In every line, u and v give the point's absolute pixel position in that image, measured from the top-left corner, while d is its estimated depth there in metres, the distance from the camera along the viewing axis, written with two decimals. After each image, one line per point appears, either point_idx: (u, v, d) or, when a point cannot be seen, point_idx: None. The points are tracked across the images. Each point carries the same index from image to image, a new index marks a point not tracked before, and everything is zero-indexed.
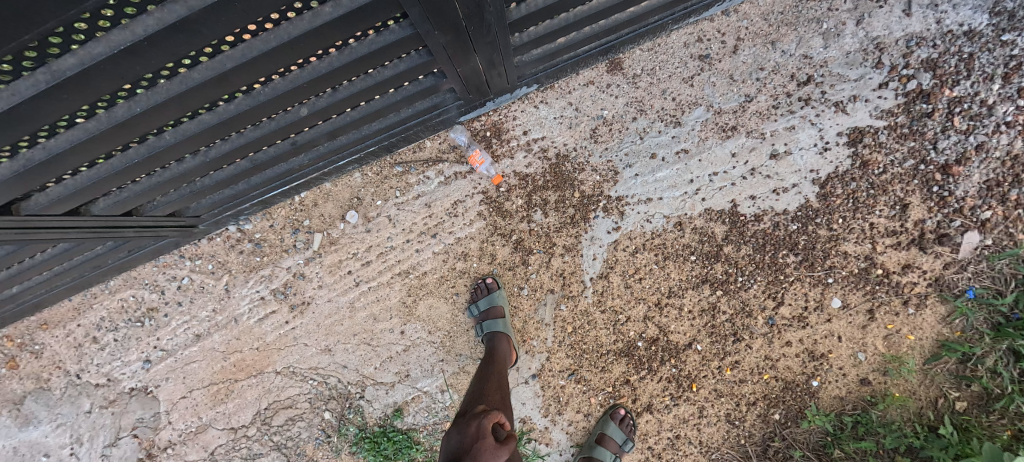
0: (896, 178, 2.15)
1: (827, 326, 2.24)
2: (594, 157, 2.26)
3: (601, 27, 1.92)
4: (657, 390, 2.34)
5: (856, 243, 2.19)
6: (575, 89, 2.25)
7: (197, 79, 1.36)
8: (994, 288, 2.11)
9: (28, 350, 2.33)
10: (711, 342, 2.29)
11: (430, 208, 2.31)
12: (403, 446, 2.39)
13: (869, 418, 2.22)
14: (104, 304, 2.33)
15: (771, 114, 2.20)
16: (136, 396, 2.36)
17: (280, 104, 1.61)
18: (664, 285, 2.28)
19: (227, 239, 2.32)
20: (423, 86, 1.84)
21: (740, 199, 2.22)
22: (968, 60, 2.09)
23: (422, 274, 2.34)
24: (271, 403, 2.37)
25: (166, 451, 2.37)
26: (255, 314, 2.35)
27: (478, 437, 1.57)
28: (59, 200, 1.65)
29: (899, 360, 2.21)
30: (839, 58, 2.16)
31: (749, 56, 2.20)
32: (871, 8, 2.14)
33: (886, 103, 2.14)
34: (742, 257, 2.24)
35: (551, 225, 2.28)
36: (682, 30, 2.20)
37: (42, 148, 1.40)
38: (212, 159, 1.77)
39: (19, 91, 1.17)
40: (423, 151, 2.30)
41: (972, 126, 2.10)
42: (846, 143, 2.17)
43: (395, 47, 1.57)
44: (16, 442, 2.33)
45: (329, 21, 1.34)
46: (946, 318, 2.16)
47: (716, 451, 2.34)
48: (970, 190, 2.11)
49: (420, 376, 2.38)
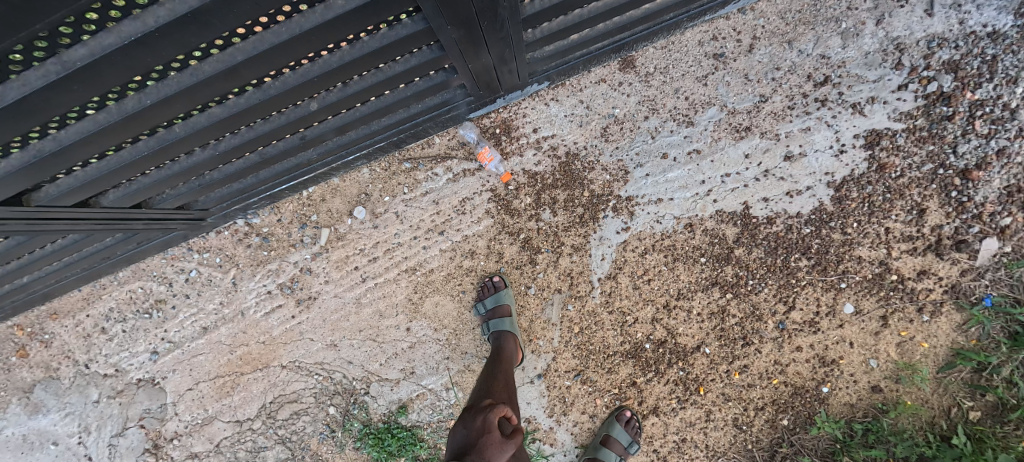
0: (914, 182, 2.10)
1: (838, 331, 2.20)
2: (604, 156, 2.24)
3: (614, 24, 1.89)
4: (663, 393, 2.31)
5: (870, 248, 2.14)
6: (586, 87, 2.22)
7: (208, 72, 1.35)
8: (1013, 296, 2.06)
9: (38, 339, 2.35)
10: (720, 345, 2.26)
11: (438, 205, 2.29)
12: (406, 443, 2.38)
13: (881, 426, 2.18)
14: (113, 296, 2.34)
15: (787, 115, 2.16)
16: (143, 387, 2.37)
17: (290, 99, 1.60)
18: (673, 286, 2.25)
19: (235, 232, 2.32)
20: (434, 82, 1.83)
21: (752, 201, 2.18)
22: (991, 62, 2.04)
23: (429, 271, 2.32)
24: (277, 397, 2.37)
25: (172, 442, 2.38)
26: (261, 307, 2.35)
27: (484, 432, 1.56)
28: (69, 192, 1.65)
29: (913, 367, 2.16)
30: (858, 59, 2.12)
31: (766, 55, 2.16)
32: (892, 7, 2.09)
33: (906, 105, 2.09)
34: (753, 259, 2.21)
35: (560, 224, 2.26)
36: (697, 28, 2.16)
37: (52, 139, 1.40)
38: (221, 152, 1.76)
39: (30, 81, 1.17)
40: (432, 147, 2.28)
41: (993, 130, 2.04)
42: (863, 146, 2.13)
43: (407, 43, 1.55)
44: (26, 430, 2.36)
45: (341, 14, 1.32)
46: (961, 326, 2.12)
47: (723, 456, 2.31)
48: (990, 195, 2.06)
49: (425, 374, 2.37)
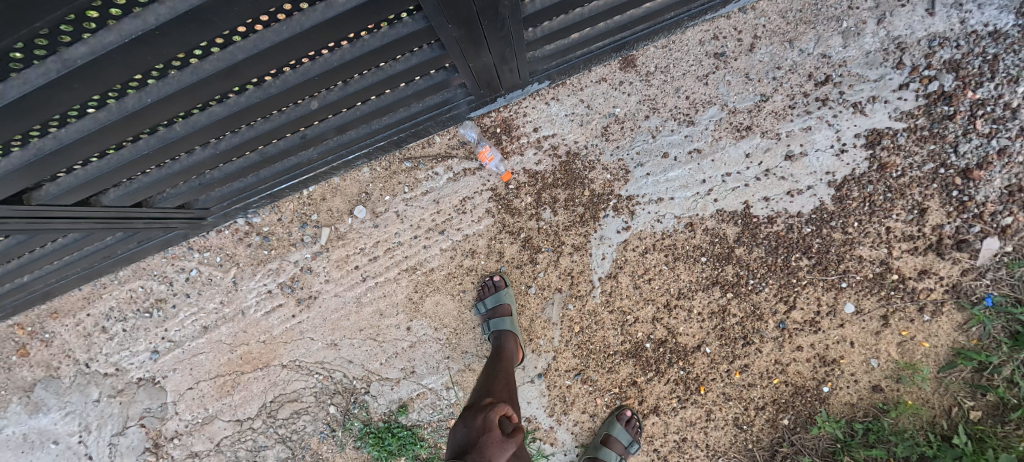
0: (915, 181, 2.10)
1: (839, 331, 2.20)
2: (605, 155, 2.23)
3: (615, 23, 1.89)
4: (663, 392, 2.31)
5: (871, 248, 2.14)
6: (587, 87, 2.22)
7: (208, 70, 1.35)
8: (1014, 296, 2.06)
9: (39, 338, 2.35)
10: (721, 345, 2.26)
11: (438, 204, 2.29)
12: (406, 442, 2.37)
13: (881, 425, 2.18)
14: (113, 295, 2.34)
15: (788, 114, 2.16)
16: (143, 386, 2.37)
17: (291, 98, 1.60)
18: (674, 285, 2.25)
19: (235, 232, 2.32)
20: (435, 81, 1.83)
21: (753, 201, 2.18)
22: (992, 61, 2.04)
23: (429, 271, 2.32)
24: (277, 396, 2.37)
25: (172, 441, 2.38)
26: (261, 307, 2.35)
27: (484, 431, 1.56)
28: (69, 191, 1.65)
29: (913, 367, 2.16)
30: (858, 59, 2.11)
31: (766, 54, 2.15)
32: (894, 6, 2.09)
33: (907, 105, 2.09)
34: (754, 259, 2.21)
35: (561, 224, 2.26)
36: (698, 27, 2.16)
37: (53, 137, 1.40)
38: (222, 151, 1.76)
39: (30, 80, 1.16)
40: (432, 146, 2.28)
41: (994, 130, 2.04)
42: (863, 145, 2.12)
43: (407, 41, 1.55)
44: (27, 429, 2.36)
45: (342, 13, 1.32)
46: (962, 325, 2.12)
47: (723, 455, 2.31)
48: (991, 195, 2.05)
49: (425, 373, 2.37)
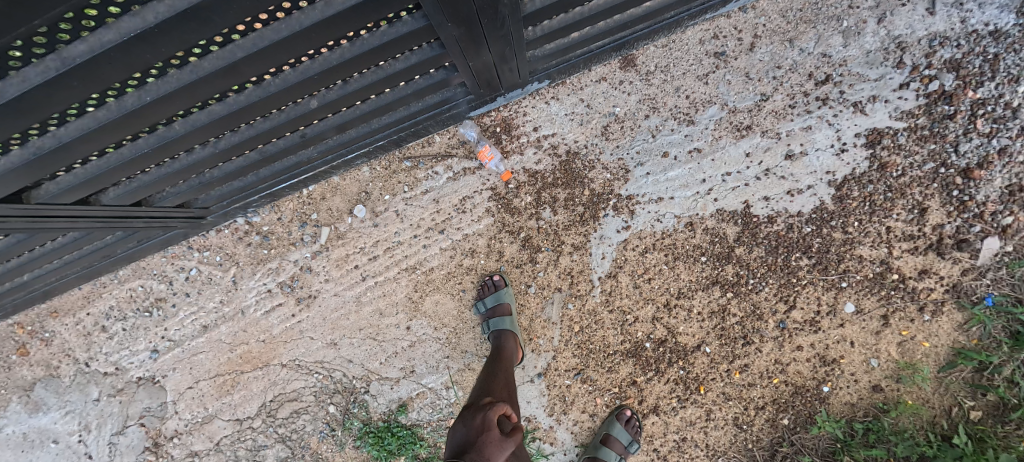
0: (916, 181, 2.10)
1: (839, 331, 2.20)
2: (605, 155, 2.23)
3: (614, 22, 1.89)
4: (663, 392, 2.31)
5: (871, 247, 2.14)
6: (587, 86, 2.22)
7: (207, 68, 1.35)
8: (1014, 295, 2.06)
9: (39, 338, 2.35)
10: (721, 344, 2.25)
11: (438, 204, 2.29)
12: (406, 442, 2.37)
13: (881, 425, 2.18)
14: (113, 294, 2.34)
15: (788, 114, 2.15)
16: (143, 385, 2.37)
17: (290, 96, 1.60)
18: (674, 285, 2.25)
19: (235, 231, 2.32)
20: (435, 80, 1.83)
21: (753, 200, 2.18)
22: (993, 61, 2.03)
23: (429, 270, 2.32)
24: (277, 396, 2.37)
25: (172, 441, 2.38)
26: (261, 306, 2.35)
27: (484, 429, 1.56)
28: (69, 190, 1.65)
29: (913, 367, 2.16)
30: (859, 58, 2.11)
31: (766, 54, 2.15)
32: (894, 6, 2.08)
33: (907, 104, 2.09)
34: (754, 259, 2.20)
35: (560, 223, 2.26)
36: (698, 27, 2.16)
37: (52, 136, 1.40)
38: (221, 150, 1.76)
39: (29, 78, 1.16)
40: (432, 146, 2.28)
41: (995, 129, 2.04)
42: (864, 145, 2.12)
43: (407, 40, 1.55)
44: (27, 428, 2.36)
45: (341, 11, 1.32)
46: (962, 325, 2.11)
47: (723, 455, 2.30)
48: (991, 195, 2.05)
49: (425, 373, 2.37)
